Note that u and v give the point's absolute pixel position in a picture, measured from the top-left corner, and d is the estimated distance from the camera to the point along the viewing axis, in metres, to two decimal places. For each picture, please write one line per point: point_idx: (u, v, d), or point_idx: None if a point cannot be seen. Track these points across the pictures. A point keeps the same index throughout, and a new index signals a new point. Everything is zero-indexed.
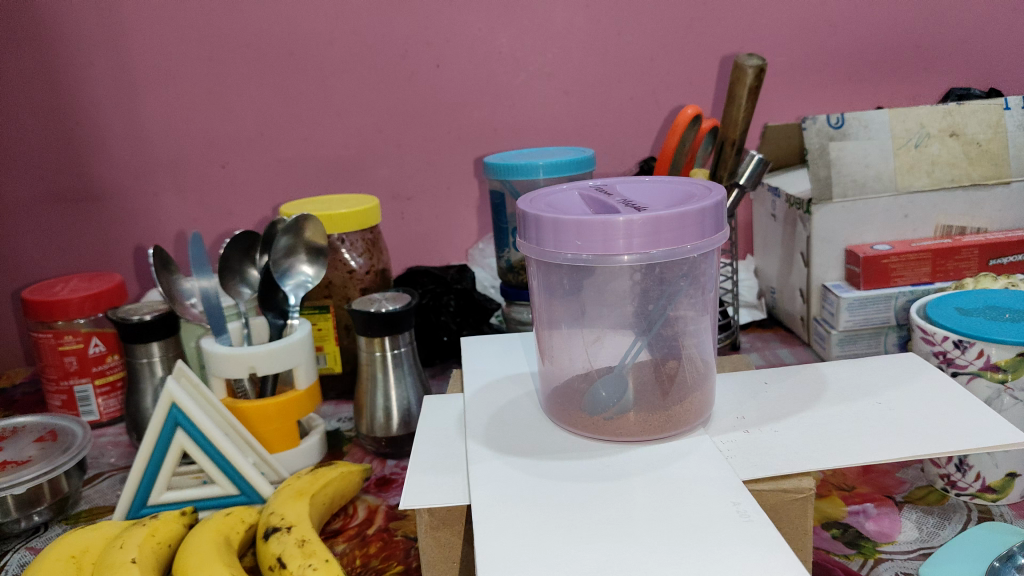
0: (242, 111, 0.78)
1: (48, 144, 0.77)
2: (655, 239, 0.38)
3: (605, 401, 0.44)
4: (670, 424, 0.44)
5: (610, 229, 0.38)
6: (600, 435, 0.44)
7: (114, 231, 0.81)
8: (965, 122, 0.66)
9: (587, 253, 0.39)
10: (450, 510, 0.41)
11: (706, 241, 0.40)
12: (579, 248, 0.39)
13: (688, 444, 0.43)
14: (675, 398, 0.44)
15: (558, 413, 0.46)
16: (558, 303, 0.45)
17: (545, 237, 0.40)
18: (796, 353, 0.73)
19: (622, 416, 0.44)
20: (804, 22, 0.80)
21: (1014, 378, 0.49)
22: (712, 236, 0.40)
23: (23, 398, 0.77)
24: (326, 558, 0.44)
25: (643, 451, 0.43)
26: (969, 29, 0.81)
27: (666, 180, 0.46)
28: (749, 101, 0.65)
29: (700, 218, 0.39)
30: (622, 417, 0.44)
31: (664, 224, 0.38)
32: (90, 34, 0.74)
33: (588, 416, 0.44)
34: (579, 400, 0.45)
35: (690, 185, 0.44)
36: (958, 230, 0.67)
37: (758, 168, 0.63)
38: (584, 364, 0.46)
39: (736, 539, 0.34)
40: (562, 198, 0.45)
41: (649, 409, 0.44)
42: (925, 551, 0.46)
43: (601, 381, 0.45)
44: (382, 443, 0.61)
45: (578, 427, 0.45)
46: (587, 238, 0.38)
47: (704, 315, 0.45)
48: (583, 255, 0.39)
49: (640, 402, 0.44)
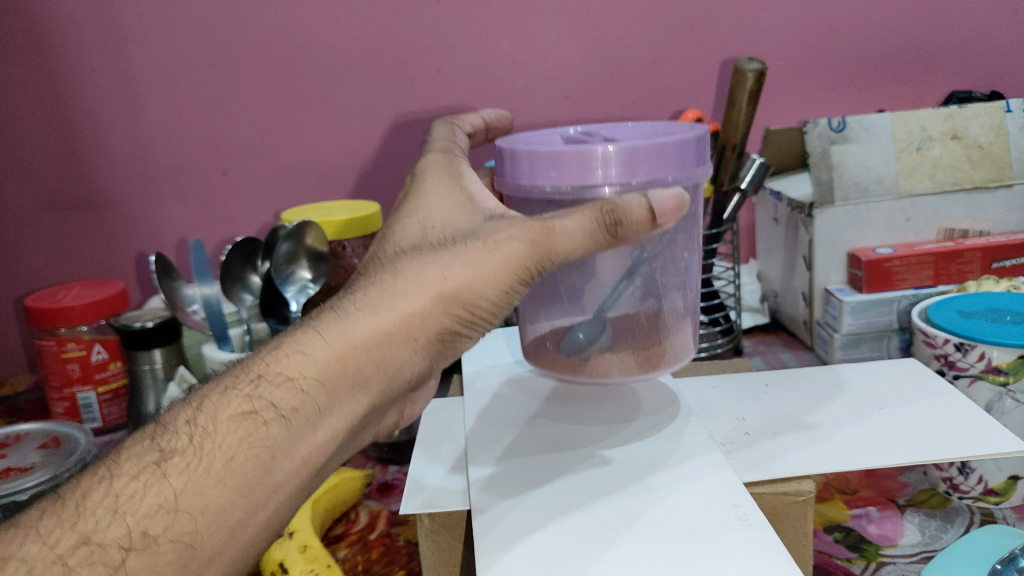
0: (244, 118, 0.79)
1: (53, 149, 0.78)
2: (632, 169, 0.38)
3: (583, 341, 0.44)
4: (650, 362, 0.44)
5: (587, 157, 0.38)
6: (577, 375, 0.45)
7: (116, 238, 0.82)
8: (966, 125, 0.66)
9: (564, 184, 0.39)
10: (450, 514, 0.41)
11: (685, 173, 0.40)
12: (556, 179, 0.39)
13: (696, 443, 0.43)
14: (649, 341, 0.44)
15: (541, 347, 0.47)
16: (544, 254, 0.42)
17: (522, 171, 0.40)
18: (799, 357, 0.73)
19: (600, 357, 0.44)
20: (805, 26, 0.80)
21: (1016, 380, 0.49)
22: (692, 169, 0.40)
23: (26, 406, 0.77)
24: (327, 563, 0.45)
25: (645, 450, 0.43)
26: (971, 32, 0.81)
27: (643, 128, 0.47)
28: (750, 106, 0.64)
29: (677, 151, 0.39)
30: (599, 358, 0.44)
31: (641, 153, 0.38)
32: (92, 42, 0.75)
33: (566, 358, 0.45)
34: (558, 341, 0.45)
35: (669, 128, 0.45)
36: (960, 233, 0.67)
37: (760, 171, 0.65)
38: (568, 306, 0.44)
39: (736, 546, 0.34)
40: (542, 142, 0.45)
41: (627, 350, 0.44)
42: (927, 555, 0.46)
43: (580, 322, 0.44)
44: (385, 448, 0.61)
45: (557, 367, 0.45)
46: (563, 169, 0.38)
47: (689, 257, 0.44)
48: (561, 186, 0.39)
49: (619, 342, 0.44)
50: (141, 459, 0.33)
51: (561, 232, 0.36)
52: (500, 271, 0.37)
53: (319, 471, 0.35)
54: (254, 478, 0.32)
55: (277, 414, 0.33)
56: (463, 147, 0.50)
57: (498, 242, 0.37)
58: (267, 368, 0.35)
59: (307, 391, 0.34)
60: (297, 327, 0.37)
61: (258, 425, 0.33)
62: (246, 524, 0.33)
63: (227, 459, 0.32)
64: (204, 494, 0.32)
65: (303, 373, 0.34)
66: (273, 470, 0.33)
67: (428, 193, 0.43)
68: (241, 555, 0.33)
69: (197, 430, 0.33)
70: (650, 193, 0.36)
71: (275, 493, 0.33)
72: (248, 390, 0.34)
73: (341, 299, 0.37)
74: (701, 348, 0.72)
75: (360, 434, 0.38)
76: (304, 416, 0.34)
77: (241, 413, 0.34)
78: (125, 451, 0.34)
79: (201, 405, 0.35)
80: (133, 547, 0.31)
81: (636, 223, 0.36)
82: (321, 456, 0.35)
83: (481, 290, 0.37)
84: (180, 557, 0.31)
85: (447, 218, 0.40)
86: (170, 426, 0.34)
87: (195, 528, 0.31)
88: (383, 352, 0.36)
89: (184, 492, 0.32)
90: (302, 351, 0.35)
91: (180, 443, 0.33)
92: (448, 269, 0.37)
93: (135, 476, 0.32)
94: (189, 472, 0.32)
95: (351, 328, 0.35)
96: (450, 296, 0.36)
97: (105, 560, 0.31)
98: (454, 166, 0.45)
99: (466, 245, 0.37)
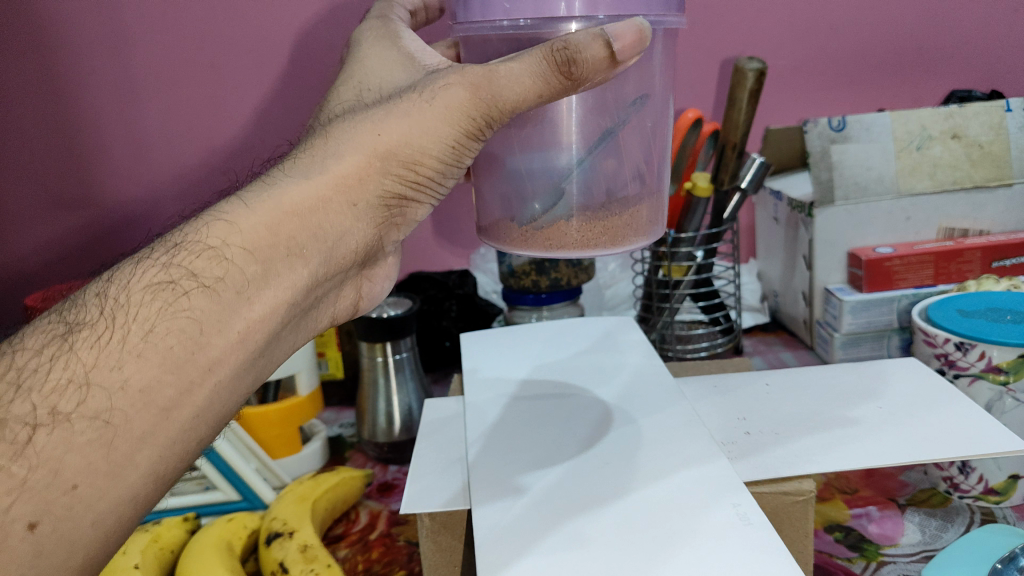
0: (244, 118, 0.79)
1: (51, 148, 0.78)
2: (595, 2, 0.32)
3: (538, 207, 0.37)
4: (619, 234, 0.37)
5: None
6: (531, 247, 0.38)
7: (115, 238, 0.82)
8: (966, 125, 0.66)
9: (520, 18, 0.33)
10: (450, 514, 0.41)
11: (654, 19, 0.34)
12: (511, 12, 0.33)
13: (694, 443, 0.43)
14: (614, 213, 0.37)
15: (495, 225, 0.40)
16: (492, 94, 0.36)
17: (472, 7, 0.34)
18: (799, 356, 0.73)
19: (556, 225, 0.37)
20: (804, 25, 0.80)
21: (1016, 380, 0.49)
22: (663, 14, 0.34)
23: None
24: (327, 563, 0.45)
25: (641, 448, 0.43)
26: (972, 31, 0.80)
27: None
28: (750, 105, 0.64)
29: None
30: (555, 226, 0.37)
31: None
32: (91, 42, 0.75)
33: (518, 228, 0.38)
34: (511, 209, 0.38)
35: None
36: (961, 232, 0.67)
37: (759, 171, 0.65)
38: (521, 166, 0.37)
39: (736, 545, 0.34)
40: None
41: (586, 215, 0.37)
42: (928, 554, 0.46)
43: (540, 191, 0.37)
44: (385, 448, 0.61)
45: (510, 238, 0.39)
46: (518, 2, 0.32)
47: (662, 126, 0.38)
48: (517, 21, 0.33)
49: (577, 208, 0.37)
50: (48, 334, 0.31)
51: (506, 80, 0.33)
52: (442, 125, 0.35)
53: (263, 343, 0.33)
54: (184, 352, 0.30)
55: (199, 283, 0.31)
56: (405, 16, 0.46)
57: (436, 91, 0.35)
58: (186, 239, 0.32)
59: (231, 259, 0.32)
60: (220, 200, 0.35)
61: (178, 295, 0.31)
62: (179, 403, 0.30)
63: (146, 331, 0.30)
64: (122, 368, 0.29)
65: (228, 241, 0.32)
66: (202, 340, 0.31)
67: (363, 64, 0.40)
68: (177, 439, 0.31)
69: (109, 304, 0.31)
70: (607, 27, 0.32)
71: (211, 369, 0.31)
72: (163, 260, 0.32)
73: (272, 172, 0.35)
74: (701, 347, 0.73)
75: (307, 307, 0.36)
76: (236, 287, 0.32)
77: (157, 283, 0.31)
78: (32, 331, 0.31)
79: (114, 280, 0.32)
80: (42, 424, 0.28)
81: (594, 59, 0.32)
82: (259, 329, 0.33)
83: (419, 146, 0.35)
84: (100, 437, 0.29)
85: (385, 84, 0.38)
86: (79, 303, 0.32)
87: (113, 405, 0.29)
88: (317, 219, 0.34)
89: (97, 366, 0.29)
90: (223, 219, 0.33)
91: (90, 316, 0.31)
92: (382, 125, 0.35)
93: (39, 352, 0.30)
94: (101, 342, 0.30)
95: (279, 196, 0.33)
96: (387, 153, 0.35)
97: (9, 438, 0.28)
98: (391, 29, 0.42)
99: (403, 100, 0.35)
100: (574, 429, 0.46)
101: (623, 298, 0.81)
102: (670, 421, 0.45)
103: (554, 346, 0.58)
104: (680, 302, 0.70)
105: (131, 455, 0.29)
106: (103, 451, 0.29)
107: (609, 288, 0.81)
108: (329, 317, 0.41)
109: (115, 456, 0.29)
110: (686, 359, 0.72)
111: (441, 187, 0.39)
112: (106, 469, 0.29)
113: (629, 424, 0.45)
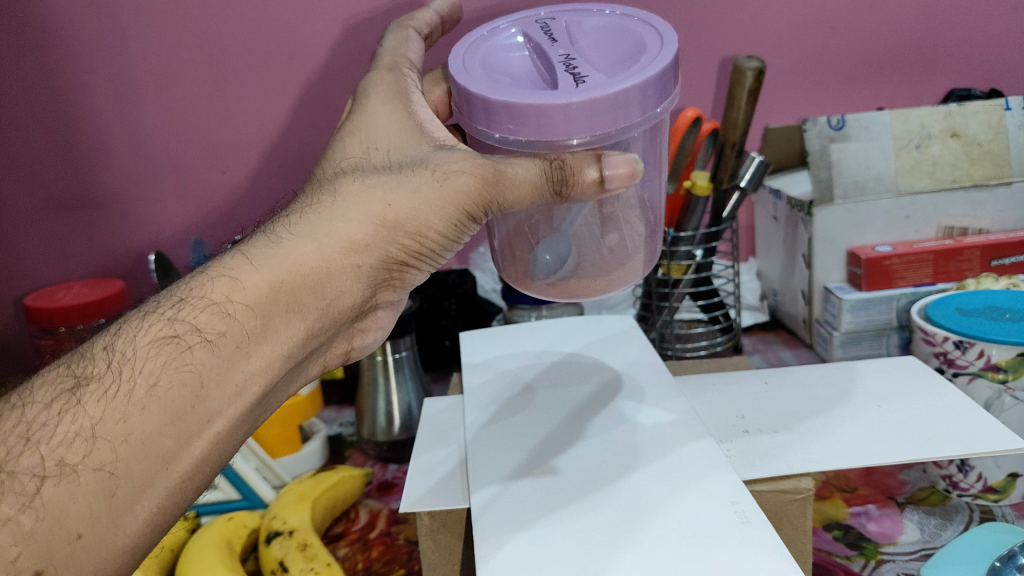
0: (243, 117, 0.79)
1: (51, 149, 0.78)
2: (593, 124, 0.33)
3: (550, 260, 0.40)
4: (610, 287, 0.40)
5: (544, 112, 0.32)
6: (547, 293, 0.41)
7: (115, 236, 0.82)
8: (965, 123, 0.66)
9: (519, 137, 0.34)
10: (450, 513, 0.41)
11: (650, 116, 0.34)
12: (511, 131, 0.34)
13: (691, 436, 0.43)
14: (607, 267, 0.40)
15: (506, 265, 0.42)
16: None
17: (474, 115, 0.35)
18: (798, 355, 0.73)
19: (568, 278, 0.40)
20: (804, 24, 0.80)
21: (1015, 378, 0.49)
22: (656, 110, 0.34)
23: None
24: (327, 562, 0.45)
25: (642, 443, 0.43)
26: (971, 29, 0.80)
27: (603, 16, 0.39)
28: (749, 104, 0.64)
29: (647, 94, 0.33)
30: (567, 279, 0.40)
31: (601, 105, 0.32)
32: (90, 41, 0.75)
33: (532, 277, 0.41)
34: (524, 260, 0.41)
35: (635, 25, 0.37)
36: (960, 231, 0.67)
37: (760, 169, 0.66)
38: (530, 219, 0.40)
39: (737, 543, 0.34)
40: (502, 53, 0.38)
41: (593, 267, 0.40)
42: (927, 552, 0.46)
43: (544, 244, 0.40)
44: (384, 447, 0.61)
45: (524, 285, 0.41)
46: (520, 122, 0.33)
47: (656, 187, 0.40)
48: (517, 139, 0.34)
49: (585, 260, 0.40)
50: (55, 387, 0.33)
51: (510, 178, 0.36)
52: (445, 205, 0.38)
53: (258, 397, 0.35)
54: (184, 406, 0.33)
55: (202, 338, 0.34)
56: (418, 57, 0.47)
57: (445, 174, 0.37)
58: (192, 295, 0.35)
59: (235, 318, 0.34)
60: (227, 253, 0.37)
61: (181, 350, 0.33)
62: (176, 453, 0.33)
63: (150, 385, 0.33)
64: (126, 422, 0.32)
65: (231, 299, 0.35)
66: (204, 395, 0.33)
67: (369, 114, 0.41)
68: (176, 490, 0.33)
69: (115, 357, 0.34)
70: (606, 155, 0.35)
71: (209, 419, 0.33)
72: (170, 314, 0.34)
73: (274, 224, 0.38)
74: (700, 346, 0.73)
75: (304, 359, 0.38)
76: (236, 344, 0.34)
77: (163, 337, 0.34)
78: (41, 380, 0.34)
79: (121, 332, 0.35)
80: (49, 475, 0.31)
81: (587, 182, 0.35)
82: (259, 382, 0.35)
83: (424, 221, 0.38)
84: (103, 487, 0.31)
85: (392, 143, 0.40)
86: (86, 354, 0.34)
87: (116, 457, 0.31)
88: (321, 281, 0.36)
89: (103, 420, 0.32)
90: (230, 275, 0.35)
91: (97, 369, 0.33)
92: (393, 196, 0.37)
93: (48, 405, 0.33)
94: (105, 397, 0.32)
95: (283, 254, 0.36)
96: (395, 224, 0.37)
97: (16, 489, 0.30)
98: (397, 79, 0.43)
99: (412, 173, 0.38)
100: (573, 428, 0.46)
101: (623, 297, 0.81)
102: (669, 419, 0.45)
103: (554, 343, 0.58)
104: (680, 300, 0.70)
105: (131, 504, 0.32)
106: (104, 501, 0.31)
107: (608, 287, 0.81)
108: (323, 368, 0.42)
109: (115, 505, 0.31)
110: (685, 358, 0.72)
111: (440, 256, 0.41)
112: (106, 517, 0.31)
113: (627, 421, 0.45)
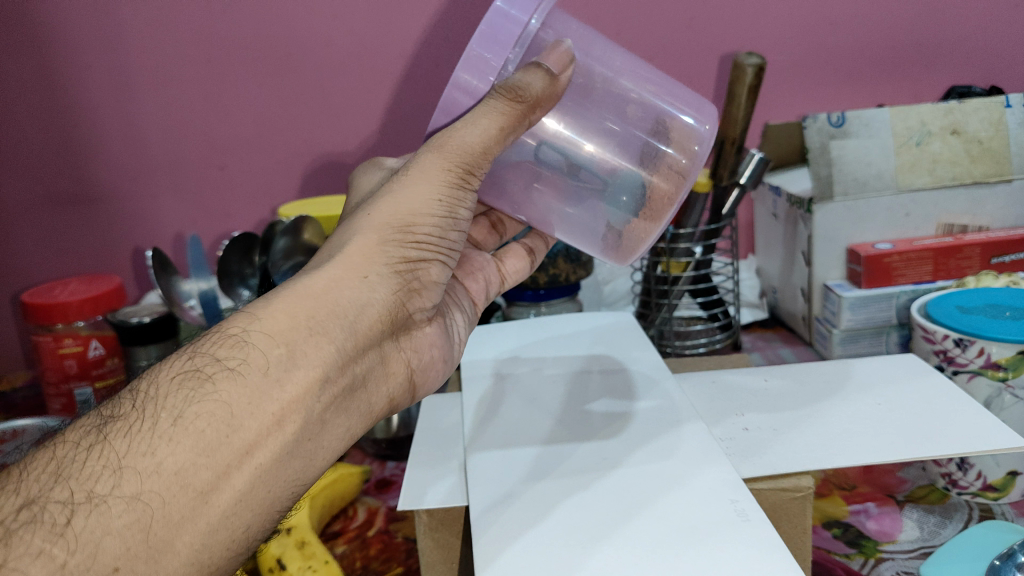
0: (242, 113, 0.78)
1: (51, 145, 0.78)
2: (490, 51, 0.36)
3: (627, 194, 0.41)
4: (683, 152, 0.41)
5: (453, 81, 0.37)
6: (656, 224, 0.42)
7: (114, 232, 0.81)
8: (965, 121, 0.65)
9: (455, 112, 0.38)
10: (448, 510, 0.40)
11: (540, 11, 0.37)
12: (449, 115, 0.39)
13: (687, 430, 0.43)
14: (669, 146, 0.41)
15: (591, 238, 0.44)
16: (533, 201, 0.43)
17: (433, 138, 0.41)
18: (798, 352, 0.73)
19: (652, 193, 0.41)
20: (804, 20, 0.80)
21: (1015, 376, 0.49)
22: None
23: (24, 401, 0.77)
24: (326, 560, 0.45)
25: (640, 438, 0.43)
26: (971, 26, 0.80)
27: None
28: (749, 100, 0.63)
29: (504, 15, 0.36)
30: (653, 191, 0.41)
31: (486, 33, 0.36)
32: (89, 36, 0.74)
33: (629, 222, 0.42)
34: (612, 220, 0.42)
35: None
36: (959, 228, 0.67)
37: (760, 167, 0.66)
38: (586, 194, 0.41)
39: (736, 542, 0.34)
40: None
41: (656, 160, 0.41)
42: (927, 551, 0.46)
43: (611, 197, 0.41)
44: (382, 445, 0.61)
45: (634, 245, 0.43)
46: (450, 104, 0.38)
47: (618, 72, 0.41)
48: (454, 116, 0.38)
49: (647, 160, 0.41)
50: (84, 427, 0.30)
51: (467, 127, 0.36)
52: (431, 184, 0.37)
53: (301, 429, 0.31)
54: (218, 437, 0.29)
55: (224, 368, 0.31)
56: None
57: (421, 164, 0.38)
58: (208, 332, 0.33)
59: (248, 341, 0.32)
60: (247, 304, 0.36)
61: (203, 381, 0.30)
62: (218, 488, 0.29)
63: (174, 418, 0.29)
64: (156, 454, 0.28)
65: (250, 328, 0.32)
66: (235, 426, 0.30)
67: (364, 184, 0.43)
68: (218, 526, 0.29)
69: (139, 396, 0.31)
70: (541, 59, 0.37)
71: (243, 450, 0.30)
72: (190, 351, 0.32)
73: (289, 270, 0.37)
74: (700, 343, 0.73)
75: (352, 386, 0.34)
76: (262, 370, 0.31)
77: (181, 373, 0.31)
78: (71, 426, 0.31)
79: (147, 373, 0.32)
80: (79, 505, 0.27)
81: (534, 87, 0.36)
82: (297, 411, 0.31)
83: (415, 207, 0.37)
84: (136, 522, 0.27)
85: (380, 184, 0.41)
86: (116, 396, 0.32)
87: (146, 488, 0.28)
88: (334, 286, 0.34)
89: (130, 452, 0.28)
90: (244, 310, 0.33)
91: (123, 408, 0.30)
92: (383, 200, 0.37)
93: (78, 443, 0.30)
94: (127, 433, 0.29)
95: (294, 281, 0.34)
96: (386, 217, 0.36)
97: (46, 523, 0.27)
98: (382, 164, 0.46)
99: (394, 181, 0.38)
100: (570, 425, 0.46)
101: (622, 294, 0.81)
102: (669, 418, 0.45)
103: (553, 340, 0.58)
104: (679, 297, 0.70)
105: (170, 540, 0.28)
106: (141, 534, 0.27)
107: (608, 284, 0.81)
108: (386, 401, 0.38)
109: (154, 541, 0.27)
110: (684, 356, 0.72)
111: (448, 245, 0.39)
112: (145, 554, 0.27)
113: (628, 419, 0.45)
